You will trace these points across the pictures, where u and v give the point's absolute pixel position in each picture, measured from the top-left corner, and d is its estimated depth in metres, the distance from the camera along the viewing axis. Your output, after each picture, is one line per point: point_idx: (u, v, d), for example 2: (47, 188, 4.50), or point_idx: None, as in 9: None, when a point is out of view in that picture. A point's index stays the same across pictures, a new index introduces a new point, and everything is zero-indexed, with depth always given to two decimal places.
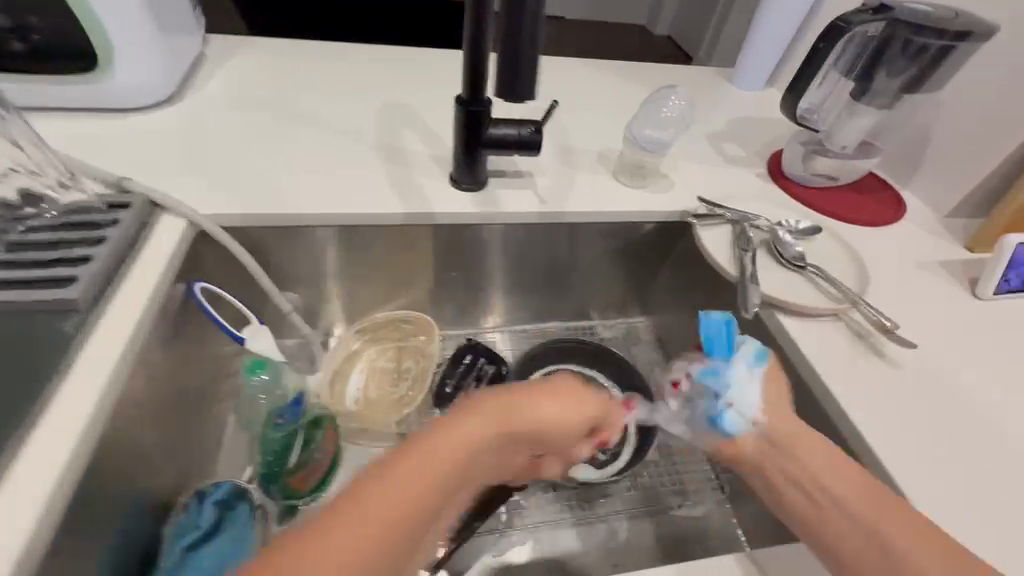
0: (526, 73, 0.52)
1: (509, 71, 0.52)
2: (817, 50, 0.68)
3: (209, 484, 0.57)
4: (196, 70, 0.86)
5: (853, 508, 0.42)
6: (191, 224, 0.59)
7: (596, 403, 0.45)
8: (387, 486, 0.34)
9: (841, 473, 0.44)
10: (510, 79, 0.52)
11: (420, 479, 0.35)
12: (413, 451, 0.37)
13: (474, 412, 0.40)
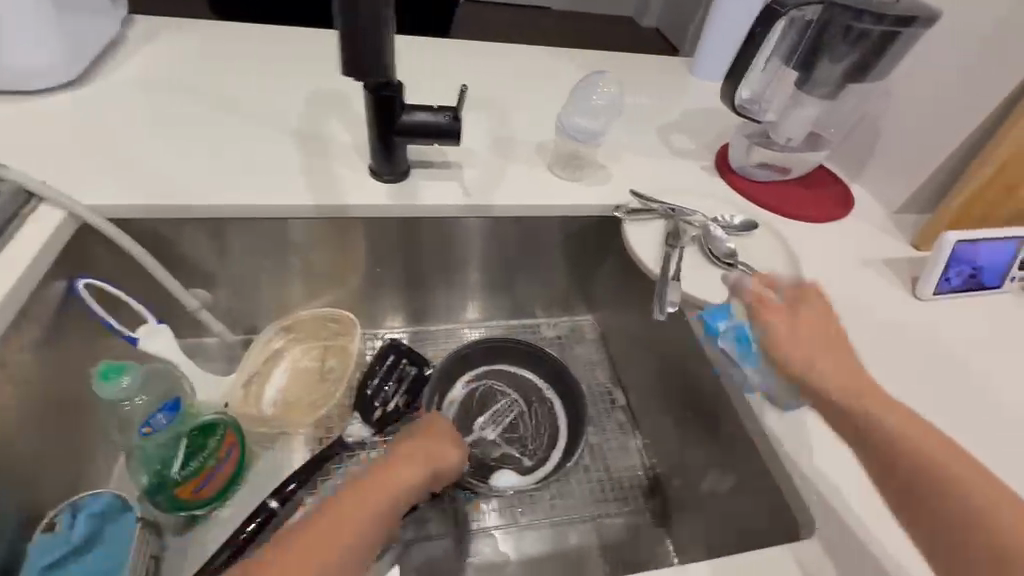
0: (375, 55, 0.51)
1: (355, 55, 0.51)
2: (753, 35, 0.64)
3: (83, 495, 0.52)
4: (115, 51, 0.81)
5: (906, 439, 0.39)
6: (71, 216, 0.55)
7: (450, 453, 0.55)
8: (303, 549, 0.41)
9: (883, 405, 0.41)
10: (357, 64, 0.51)
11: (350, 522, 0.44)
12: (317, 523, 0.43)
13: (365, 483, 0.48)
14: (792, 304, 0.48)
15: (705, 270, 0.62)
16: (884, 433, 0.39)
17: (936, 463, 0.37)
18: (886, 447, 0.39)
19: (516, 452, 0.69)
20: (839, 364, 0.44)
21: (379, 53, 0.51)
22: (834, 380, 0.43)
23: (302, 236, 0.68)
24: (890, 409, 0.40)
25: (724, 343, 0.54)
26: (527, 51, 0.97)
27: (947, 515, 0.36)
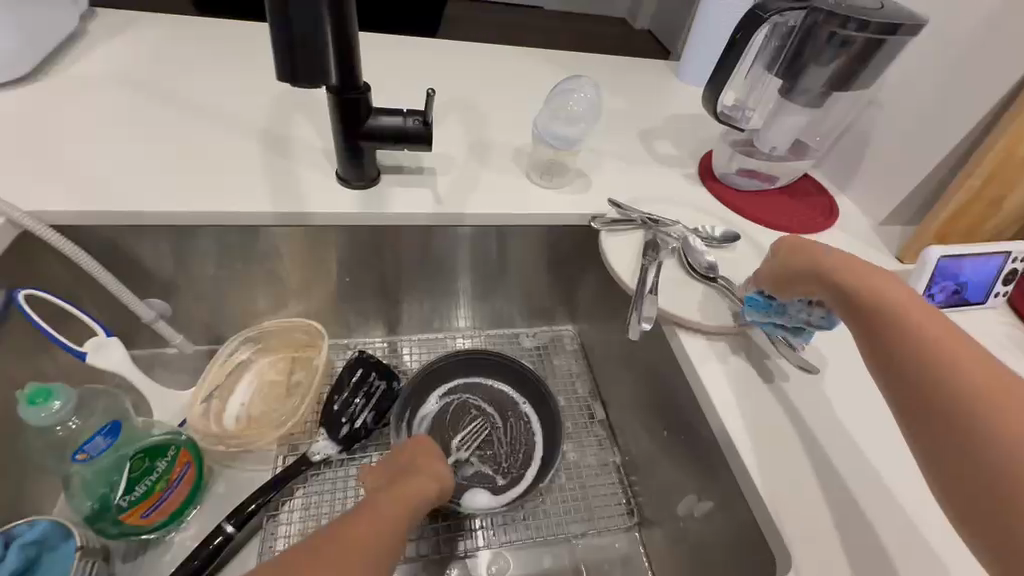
0: (315, 56, 0.46)
1: (293, 55, 0.45)
2: (735, 41, 0.62)
3: (21, 522, 0.49)
4: (73, 46, 0.77)
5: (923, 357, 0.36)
6: (9, 223, 0.52)
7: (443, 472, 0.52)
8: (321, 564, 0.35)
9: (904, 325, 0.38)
10: (295, 65, 0.46)
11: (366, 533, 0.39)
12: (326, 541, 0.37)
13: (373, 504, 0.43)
14: (801, 247, 0.48)
15: (685, 284, 0.60)
16: (907, 338, 0.37)
17: (957, 370, 0.34)
18: (904, 354, 0.36)
19: (489, 470, 0.66)
20: (881, 279, 0.41)
21: (321, 54, 0.46)
22: (866, 290, 0.41)
23: (265, 245, 0.65)
24: (925, 319, 0.37)
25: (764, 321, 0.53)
26: (508, 53, 0.95)
27: (954, 428, 0.32)
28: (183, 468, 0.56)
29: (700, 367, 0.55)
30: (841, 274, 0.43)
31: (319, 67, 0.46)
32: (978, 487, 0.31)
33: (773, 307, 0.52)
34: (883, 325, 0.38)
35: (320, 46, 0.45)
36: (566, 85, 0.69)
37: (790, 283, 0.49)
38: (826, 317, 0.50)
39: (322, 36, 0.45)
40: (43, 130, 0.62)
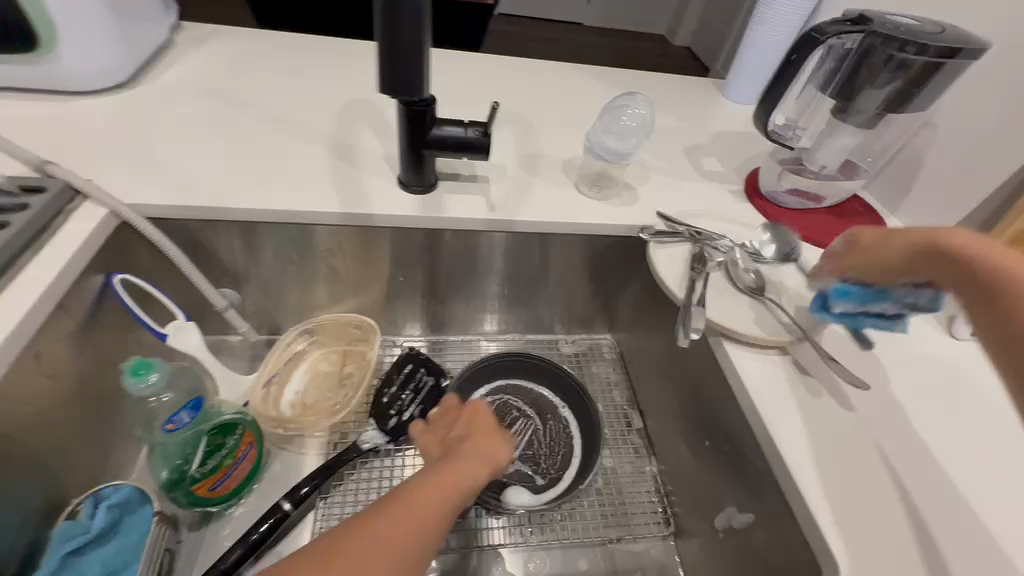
0: (412, 80, 0.51)
1: (393, 80, 0.51)
2: (789, 62, 0.64)
3: (108, 484, 0.53)
4: (162, 57, 0.85)
5: None
6: (112, 214, 0.57)
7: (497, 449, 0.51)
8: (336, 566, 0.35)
9: None
10: (394, 88, 0.52)
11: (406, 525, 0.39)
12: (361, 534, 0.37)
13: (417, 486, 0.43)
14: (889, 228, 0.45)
15: (731, 297, 0.61)
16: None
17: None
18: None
19: (529, 470, 0.68)
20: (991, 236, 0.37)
21: (415, 78, 0.51)
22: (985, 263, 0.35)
23: (328, 243, 0.69)
24: None
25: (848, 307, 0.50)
26: (557, 69, 0.98)
27: None
28: (247, 449, 0.60)
29: (748, 377, 0.55)
30: (956, 243, 0.38)
31: (413, 88, 0.52)
32: None
33: (862, 297, 0.49)
34: (998, 293, 0.34)
35: (415, 71, 0.51)
36: (618, 102, 0.71)
37: (882, 257, 0.45)
38: (936, 298, 0.44)
39: (418, 64, 0.50)
40: (139, 133, 0.68)
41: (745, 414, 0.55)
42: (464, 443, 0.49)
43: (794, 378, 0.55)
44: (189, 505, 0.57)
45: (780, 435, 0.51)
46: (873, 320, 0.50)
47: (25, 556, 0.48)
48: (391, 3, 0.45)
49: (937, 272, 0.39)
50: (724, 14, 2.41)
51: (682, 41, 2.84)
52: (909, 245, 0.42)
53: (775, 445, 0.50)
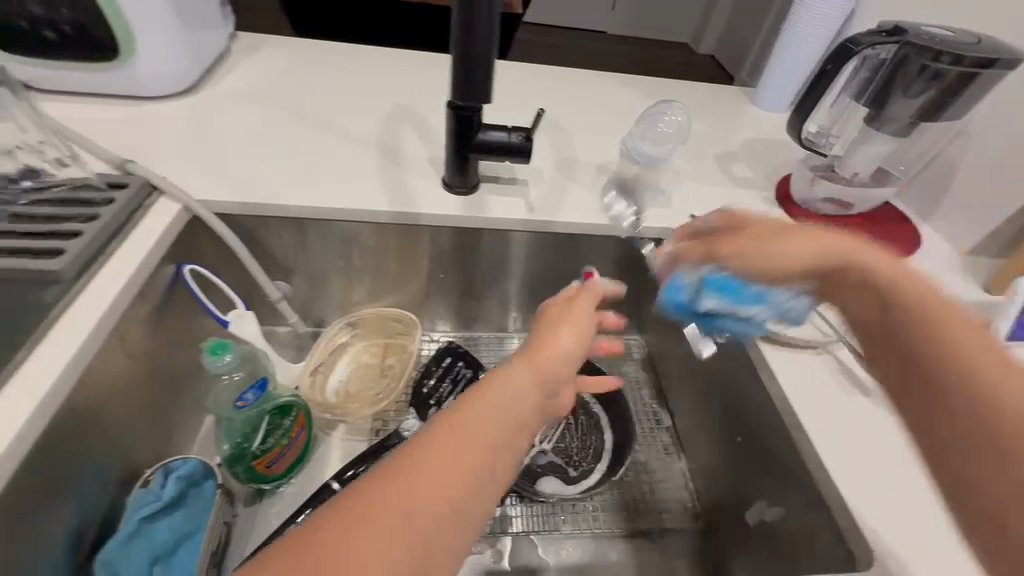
0: (483, 83, 0.56)
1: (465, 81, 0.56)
2: (824, 72, 0.65)
3: (176, 458, 0.58)
4: (219, 64, 0.90)
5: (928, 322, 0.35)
6: (185, 209, 0.61)
7: (563, 350, 0.46)
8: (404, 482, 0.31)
9: (922, 292, 0.37)
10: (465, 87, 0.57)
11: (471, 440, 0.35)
12: (431, 443, 0.34)
13: (483, 391, 0.39)
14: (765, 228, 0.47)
15: None
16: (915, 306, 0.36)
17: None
18: (979, 376, 0.31)
19: (561, 462, 0.71)
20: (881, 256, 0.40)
21: (483, 79, 0.56)
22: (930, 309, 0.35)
23: (375, 240, 0.73)
24: (920, 289, 0.37)
25: (717, 301, 0.52)
26: (589, 77, 1.01)
27: (943, 395, 0.33)
28: (300, 431, 0.64)
29: (782, 376, 0.56)
30: (855, 260, 0.40)
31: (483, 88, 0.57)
32: (967, 454, 0.31)
33: (726, 291, 0.51)
34: (893, 313, 0.37)
35: (484, 73, 0.55)
36: (654, 110, 0.75)
37: (772, 253, 0.45)
38: (797, 312, 0.50)
39: (488, 65, 0.55)
40: (203, 136, 0.73)
41: (779, 411, 0.57)
42: (522, 352, 0.45)
43: (829, 376, 0.57)
44: (246, 481, 0.61)
45: (815, 431, 0.52)
46: (733, 319, 0.53)
47: (104, 522, 0.53)
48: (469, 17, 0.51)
49: (848, 296, 0.41)
50: (748, 22, 2.42)
51: (705, 48, 2.86)
52: (802, 258, 0.43)
53: (811, 441, 0.52)
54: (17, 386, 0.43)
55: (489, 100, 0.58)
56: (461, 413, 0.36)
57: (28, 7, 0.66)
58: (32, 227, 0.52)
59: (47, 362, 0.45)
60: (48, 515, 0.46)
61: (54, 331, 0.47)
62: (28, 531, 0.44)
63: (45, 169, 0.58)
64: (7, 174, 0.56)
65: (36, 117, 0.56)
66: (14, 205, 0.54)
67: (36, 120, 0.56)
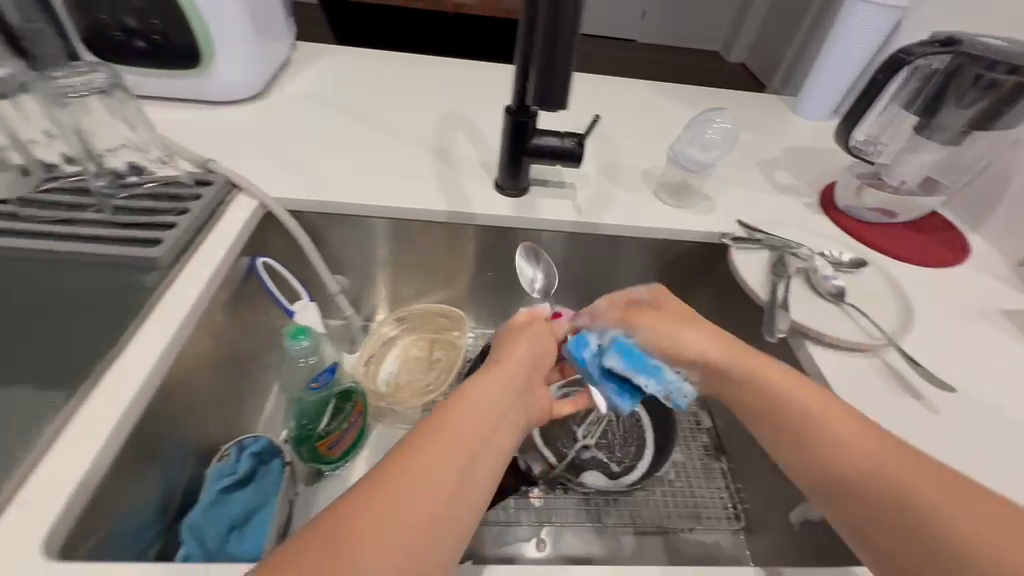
0: (563, 88, 0.57)
1: (546, 83, 0.57)
2: (875, 81, 0.67)
3: (249, 436, 0.62)
4: (282, 71, 0.96)
5: (848, 442, 0.43)
6: (260, 205, 0.66)
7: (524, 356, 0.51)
8: (394, 482, 0.36)
9: (834, 418, 0.45)
10: (545, 90, 0.58)
11: (450, 439, 0.40)
12: (418, 446, 0.39)
13: (463, 400, 0.43)
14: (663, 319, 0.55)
15: (813, 302, 0.64)
16: (820, 437, 0.45)
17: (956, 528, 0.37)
18: (906, 497, 0.39)
19: (605, 457, 0.73)
20: (787, 383, 0.49)
21: (564, 81, 0.57)
22: (847, 435, 0.44)
23: (429, 238, 0.76)
24: (831, 415, 0.45)
25: (617, 362, 0.54)
26: (631, 85, 1.04)
27: (876, 508, 0.41)
28: (359, 417, 0.68)
29: (833, 377, 0.57)
30: (768, 379, 0.49)
31: (564, 89, 0.57)
32: (909, 552, 0.39)
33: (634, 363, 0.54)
34: (809, 436, 0.45)
35: (564, 76, 0.56)
36: (701, 117, 0.77)
37: (687, 351, 0.53)
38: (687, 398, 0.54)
39: (568, 67, 0.55)
40: (272, 138, 0.78)
41: None
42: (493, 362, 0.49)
43: (880, 379, 0.57)
44: (310, 461, 0.65)
45: None
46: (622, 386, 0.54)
47: (186, 492, 0.57)
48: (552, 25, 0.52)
49: (760, 411, 0.49)
50: (783, 31, 2.42)
51: (738, 56, 2.87)
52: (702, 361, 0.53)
53: None
54: (127, 360, 0.47)
55: (565, 106, 0.59)
56: (445, 423, 0.41)
57: (124, 19, 0.73)
58: (132, 219, 0.57)
59: (150, 340, 0.49)
60: (144, 479, 0.50)
61: (155, 312, 0.51)
62: (129, 493, 0.48)
63: (146, 167, 0.62)
64: (115, 170, 0.61)
65: (139, 118, 0.61)
66: (115, 198, 0.59)
67: (139, 121, 0.61)
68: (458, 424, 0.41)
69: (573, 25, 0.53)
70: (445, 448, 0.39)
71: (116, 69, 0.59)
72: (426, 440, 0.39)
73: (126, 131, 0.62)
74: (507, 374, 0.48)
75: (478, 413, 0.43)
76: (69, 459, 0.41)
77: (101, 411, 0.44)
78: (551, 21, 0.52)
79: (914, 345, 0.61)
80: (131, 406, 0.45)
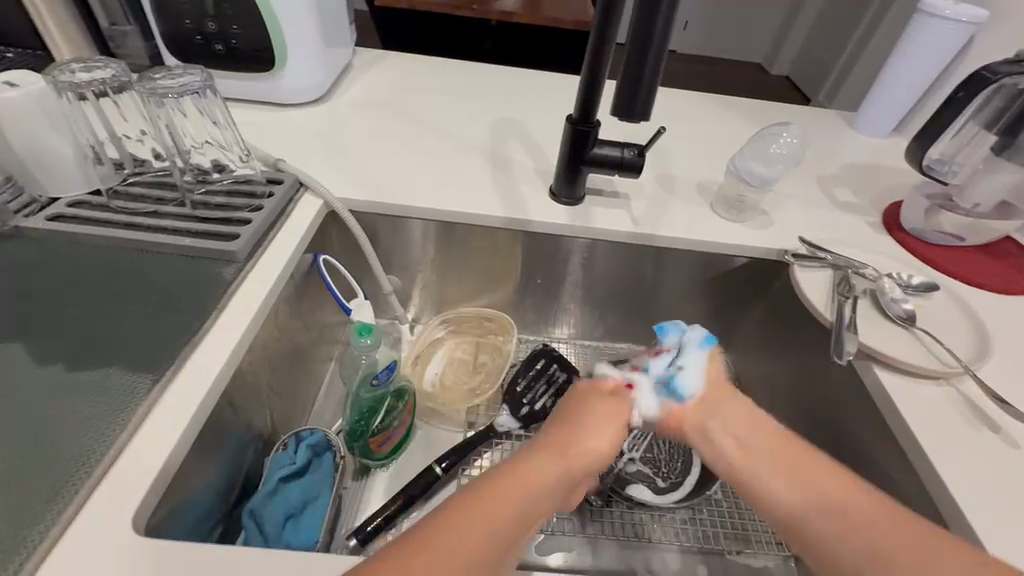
0: (647, 101, 0.55)
1: (634, 97, 0.55)
2: (955, 99, 0.64)
3: (306, 428, 0.64)
4: (343, 76, 0.99)
5: (841, 502, 0.38)
6: (325, 205, 0.68)
7: (626, 415, 0.46)
8: (441, 554, 0.33)
9: (834, 478, 0.39)
10: (631, 104, 0.56)
11: (501, 520, 0.36)
12: (472, 513, 0.35)
13: (533, 462, 0.40)
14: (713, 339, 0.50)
15: (880, 325, 0.62)
16: (813, 501, 0.39)
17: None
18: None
19: (650, 471, 0.71)
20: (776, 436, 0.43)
21: (651, 97, 0.55)
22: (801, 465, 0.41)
23: (482, 242, 0.77)
24: (826, 480, 0.39)
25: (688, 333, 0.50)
26: (684, 98, 1.03)
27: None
28: (409, 416, 0.69)
29: (902, 404, 0.55)
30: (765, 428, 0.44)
31: (650, 105, 0.56)
32: None
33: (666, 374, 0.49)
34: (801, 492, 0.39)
35: (651, 92, 0.55)
36: (769, 131, 0.75)
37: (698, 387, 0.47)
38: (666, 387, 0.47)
39: (656, 84, 0.55)
40: (335, 140, 0.81)
41: (896, 439, 0.56)
42: (584, 411, 0.45)
43: (952, 409, 0.55)
44: (360, 456, 0.66)
45: (940, 462, 0.51)
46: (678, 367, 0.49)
47: (247, 477, 0.59)
48: (641, 38, 0.52)
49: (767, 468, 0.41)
50: (832, 44, 2.37)
51: (780, 69, 2.83)
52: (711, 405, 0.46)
53: (936, 471, 0.50)
54: (207, 348, 0.50)
55: (647, 120, 0.57)
56: (500, 489, 0.37)
57: (205, 24, 0.77)
58: (210, 213, 0.60)
59: (228, 331, 0.52)
60: (212, 464, 0.52)
61: (231, 304, 0.54)
62: (199, 477, 0.50)
63: (227, 165, 0.66)
64: (201, 167, 0.65)
65: (223, 118, 0.64)
66: (195, 193, 0.62)
67: (222, 121, 0.64)
68: (512, 504, 0.37)
69: (660, 42, 0.52)
70: (491, 525, 0.35)
71: (207, 72, 0.62)
72: (475, 514, 0.35)
73: (211, 130, 0.65)
74: (597, 438, 0.43)
75: (535, 501, 0.38)
76: (156, 439, 0.43)
77: (182, 397, 0.46)
78: (644, 37, 0.52)
79: (989, 375, 0.58)
80: (210, 392, 0.47)
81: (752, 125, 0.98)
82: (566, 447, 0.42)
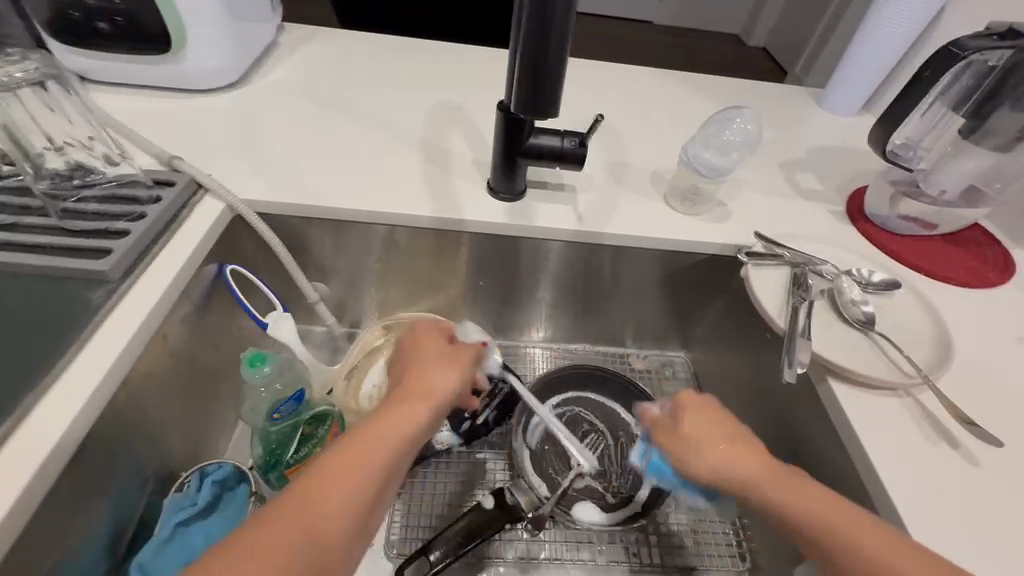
0: (551, 94, 0.51)
1: (535, 91, 0.51)
2: (921, 78, 0.59)
3: (212, 461, 0.57)
4: (267, 56, 0.89)
5: (800, 508, 0.41)
6: (228, 208, 0.60)
7: (466, 363, 0.50)
8: (278, 527, 0.36)
9: (785, 484, 0.42)
10: (532, 100, 0.51)
11: (323, 505, 0.37)
12: (319, 476, 0.39)
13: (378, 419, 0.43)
14: (704, 422, 0.47)
15: (837, 330, 0.57)
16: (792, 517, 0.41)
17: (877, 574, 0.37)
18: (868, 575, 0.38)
19: (600, 487, 0.66)
20: (765, 464, 0.44)
21: (553, 93, 0.51)
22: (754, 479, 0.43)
23: (415, 243, 0.70)
24: (796, 492, 0.42)
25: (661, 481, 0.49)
26: (644, 76, 0.95)
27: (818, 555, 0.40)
28: (335, 438, 0.64)
29: (858, 418, 0.51)
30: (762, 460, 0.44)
31: (553, 100, 0.52)
32: None
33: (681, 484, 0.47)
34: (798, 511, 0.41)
35: (555, 85, 0.50)
36: (722, 115, 0.69)
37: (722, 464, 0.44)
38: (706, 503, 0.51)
39: (558, 77, 0.50)
40: (250, 131, 0.72)
41: (850, 456, 0.52)
42: (419, 361, 0.49)
43: (909, 422, 0.51)
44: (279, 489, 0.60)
45: (893, 483, 0.47)
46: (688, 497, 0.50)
47: (140, 522, 0.52)
48: (537, 28, 0.47)
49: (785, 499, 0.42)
50: (808, 14, 2.29)
51: (757, 41, 2.75)
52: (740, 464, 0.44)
53: (890, 497, 0.46)
54: (61, 391, 0.42)
55: (555, 115, 0.53)
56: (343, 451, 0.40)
57: None
58: (78, 224, 0.52)
59: (90, 366, 0.44)
60: (85, 517, 0.45)
61: (98, 334, 0.46)
62: (65, 535, 0.43)
63: (95, 167, 0.57)
64: (56, 170, 0.56)
65: (81, 117, 0.59)
66: (65, 201, 0.55)
67: (77, 118, 0.59)
68: (338, 484, 0.38)
69: (561, 33, 0.48)
70: (364, 463, 0.40)
71: (53, 63, 0.57)
72: (296, 510, 0.37)
73: (67, 126, 0.58)
74: (433, 398, 0.46)
75: (374, 467, 0.40)
76: None
77: (23, 452, 0.39)
78: (542, 24, 0.47)
79: (950, 380, 0.54)
80: (60, 447, 0.40)
81: (714, 104, 0.91)
82: (408, 390, 0.46)
